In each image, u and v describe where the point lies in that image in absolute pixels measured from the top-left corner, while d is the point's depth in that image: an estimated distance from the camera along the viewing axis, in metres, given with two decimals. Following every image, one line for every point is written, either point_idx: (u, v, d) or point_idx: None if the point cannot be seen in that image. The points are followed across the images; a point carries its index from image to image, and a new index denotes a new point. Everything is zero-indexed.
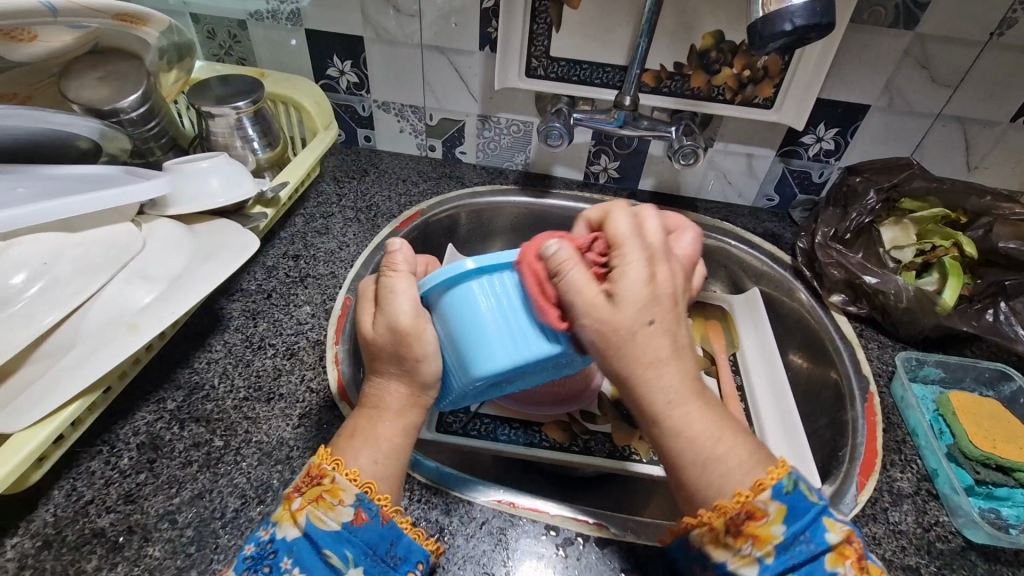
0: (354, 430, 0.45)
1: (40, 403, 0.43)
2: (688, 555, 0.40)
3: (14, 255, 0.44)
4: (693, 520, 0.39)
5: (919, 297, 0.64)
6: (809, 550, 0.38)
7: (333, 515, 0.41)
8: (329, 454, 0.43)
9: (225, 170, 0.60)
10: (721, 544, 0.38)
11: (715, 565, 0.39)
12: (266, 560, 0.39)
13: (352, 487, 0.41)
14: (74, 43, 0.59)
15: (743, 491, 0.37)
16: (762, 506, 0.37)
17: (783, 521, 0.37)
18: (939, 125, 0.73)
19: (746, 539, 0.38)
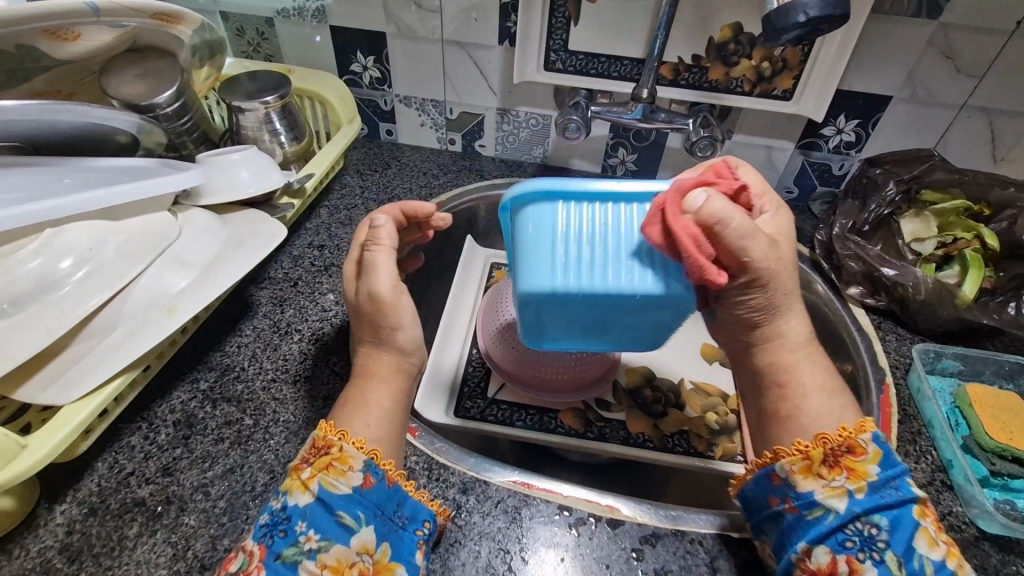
0: (345, 402, 0.48)
1: (87, 379, 0.46)
2: (774, 482, 0.46)
3: (63, 241, 0.47)
4: (790, 449, 0.46)
5: (938, 290, 0.64)
6: (898, 496, 0.42)
7: (344, 480, 0.43)
8: (333, 426, 0.46)
9: (254, 161, 0.62)
10: (814, 472, 0.44)
11: (802, 493, 0.44)
12: (281, 526, 0.41)
13: (359, 454, 0.44)
14: (113, 42, 0.62)
15: (846, 428, 0.45)
16: (862, 443, 0.44)
17: (877, 462, 0.43)
18: (964, 115, 0.72)
19: (840, 472, 0.44)
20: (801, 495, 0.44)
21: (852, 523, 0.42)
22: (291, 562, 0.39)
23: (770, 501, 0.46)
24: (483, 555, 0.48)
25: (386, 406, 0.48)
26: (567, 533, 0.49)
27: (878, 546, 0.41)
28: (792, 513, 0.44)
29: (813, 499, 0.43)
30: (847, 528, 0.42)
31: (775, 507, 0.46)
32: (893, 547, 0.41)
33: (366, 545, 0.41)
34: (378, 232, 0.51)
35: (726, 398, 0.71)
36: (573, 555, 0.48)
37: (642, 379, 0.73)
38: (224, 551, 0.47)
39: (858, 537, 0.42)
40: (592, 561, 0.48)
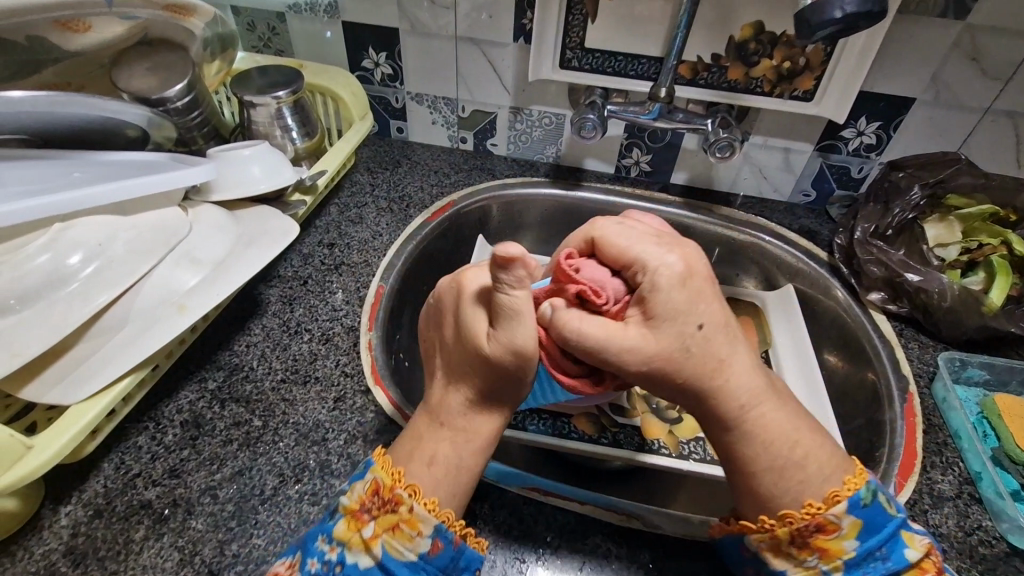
0: (435, 457, 0.42)
1: (95, 377, 0.45)
2: (746, 553, 0.44)
3: (73, 236, 0.46)
4: (757, 524, 0.42)
5: (964, 297, 0.62)
6: (884, 566, 0.41)
7: (410, 545, 0.40)
8: (405, 479, 0.42)
9: (266, 157, 0.61)
10: (784, 552, 0.42)
11: (776, 572, 0.42)
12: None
13: (429, 517, 0.41)
14: (125, 35, 0.61)
15: (813, 503, 0.41)
16: (834, 521, 0.41)
17: (854, 534, 0.41)
18: (989, 119, 0.71)
19: (812, 552, 0.41)
20: (775, 573, 0.42)
21: None
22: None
23: (746, 567, 0.44)
24: (498, 564, 0.47)
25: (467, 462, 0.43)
26: (584, 544, 0.49)
27: None
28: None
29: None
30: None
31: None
32: None
33: None
34: (523, 266, 0.38)
35: None
36: (592, 568, 0.47)
37: None
38: (232, 557, 0.46)
39: None
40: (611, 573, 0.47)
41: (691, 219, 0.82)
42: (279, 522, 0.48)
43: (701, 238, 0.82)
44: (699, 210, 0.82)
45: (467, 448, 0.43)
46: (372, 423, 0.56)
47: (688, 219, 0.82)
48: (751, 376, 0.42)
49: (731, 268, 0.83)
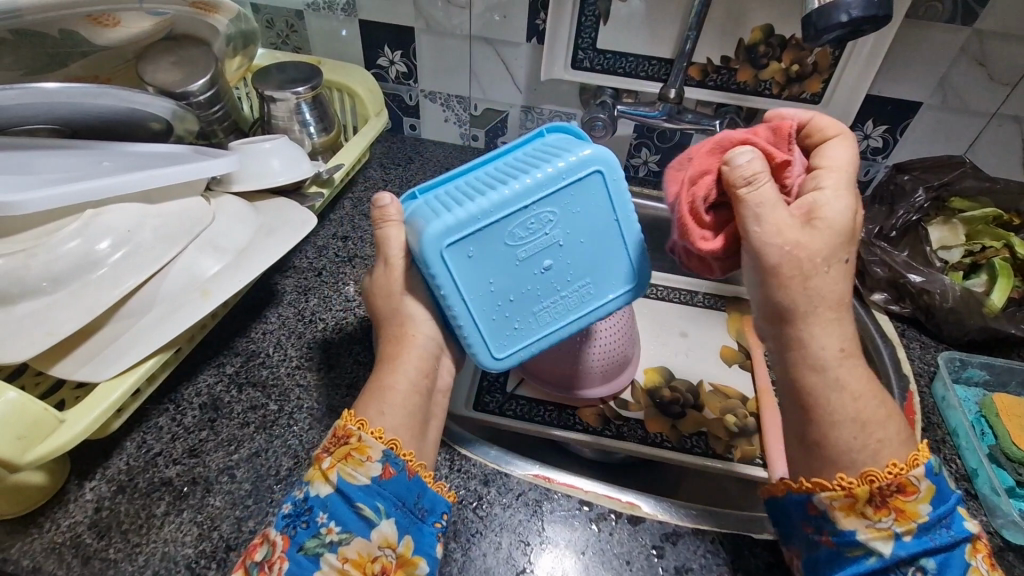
0: (368, 390, 0.48)
1: (122, 358, 0.47)
2: (812, 513, 0.42)
3: (103, 221, 0.48)
4: (832, 482, 0.41)
5: (965, 298, 0.64)
6: (949, 536, 0.40)
7: (363, 470, 0.43)
8: (353, 414, 0.45)
9: (285, 151, 0.63)
10: (858, 511, 0.40)
11: (843, 530, 0.41)
12: (303, 517, 0.42)
13: (378, 444, 0.44)
14: (151, 30, 0.63)
15: (896, 463, 0.41)
16: (914, 482, 0.40)
17: (929, 501, 0.40)
18: (995, 124, 0.72)
19: (889, 512, 0.40)
20: (841, 532, 0.41)
21: (896, 565, 0.39)
22: (313, 554, 0.40)
23: (806, 529, 0.43)
24: (504, 545, 0.48)
25: (399, 391, 0.47)
26: (587, 528, 0.50)
27: None
28: (829, 547, 0.41)
29: (856, 539, 0.40)
30: (889, 569, 0.39)
31: (810, 536, 0.42)
32: None
33: (387, 540, 0.42)
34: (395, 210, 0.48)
35: (745, 400, 0.71)
36: (593, 552, 0.48)
37: (661, 378, 0.73)
38: (249, 533, 0.48)
39: None
40: (612, 557, 0.48)
41: None
42: None
43: None
44: None
45: (388, 374, 0.48)
46: None
47: None
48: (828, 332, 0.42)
49: None
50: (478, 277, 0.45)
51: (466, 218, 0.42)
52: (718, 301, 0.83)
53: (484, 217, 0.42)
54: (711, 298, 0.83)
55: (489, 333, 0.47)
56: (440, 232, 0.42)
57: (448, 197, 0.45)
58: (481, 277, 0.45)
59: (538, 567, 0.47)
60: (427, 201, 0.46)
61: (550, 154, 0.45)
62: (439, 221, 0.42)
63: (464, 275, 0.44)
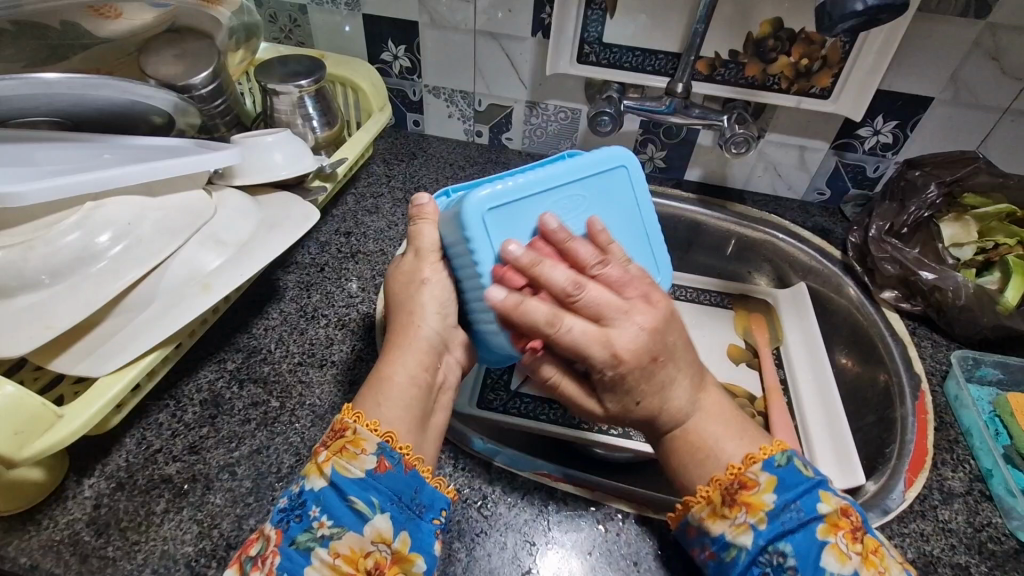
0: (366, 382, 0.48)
1: (121, 353, 0.46)
2: (691, 533, 0.45)
3: (103, 214, 0.47)
4: (695, 496, 0.45)
5: (978, 295, 0.62)
6: (799, 519, 0.42)
7: (356, 464, 0.42)
8: (352, 408, 0.45)
9: (288, 145, 0.62)
10: (719, 514, 0.43)
11: (714, 536, 0.43)
12: (296, 511, 0.41)
13: (374, 437, 0.43)
14: (154, 22, 0.63)
15: (734, 464, 0.44)
16: (752, 475, 0.43)
17: (772, 490, 0.43)
18: (1008, 119, 0.70)
19: (739, 508, 0.43)
20: (715, 538, 0.43)
21: (761, 555, 0.41)
22: (304, 549, 0.40)
23: (694, 552, 0.45)
24: (509, 546, 0.47)
25: (398, 383, 0.47)
26: (594, 528, 0.49)
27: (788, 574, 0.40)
28: (713, 560, 0.43)
29: (726, 540, 0.43)
30: (759, 562, 0.41)
31: (700, 556, 0.44)
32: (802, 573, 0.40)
33: (380, 534, 0.41)
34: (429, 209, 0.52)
35: (752, 399, 0.70)
36: (600, 552, 0.47)
37: None
38: (250, 531, 0.47)
39: (770, 568, 0.41)
40: (619, 558, 0.47)
41: (705, 217, 0.82)
42: None
43: (714, 235, 0.82)
44: (713, 207, 0.82)
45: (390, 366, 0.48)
46: None
47: (701, 217, 0.82)
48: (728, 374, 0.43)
49: (742, 265, 0.84)
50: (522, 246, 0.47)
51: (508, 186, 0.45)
52: (725, 299, 0.82)
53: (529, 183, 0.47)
54: (718, 295, 0.82)
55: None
56: (486, 196, 0.45)
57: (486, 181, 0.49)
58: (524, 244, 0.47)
59: (544, 568, 0.46)
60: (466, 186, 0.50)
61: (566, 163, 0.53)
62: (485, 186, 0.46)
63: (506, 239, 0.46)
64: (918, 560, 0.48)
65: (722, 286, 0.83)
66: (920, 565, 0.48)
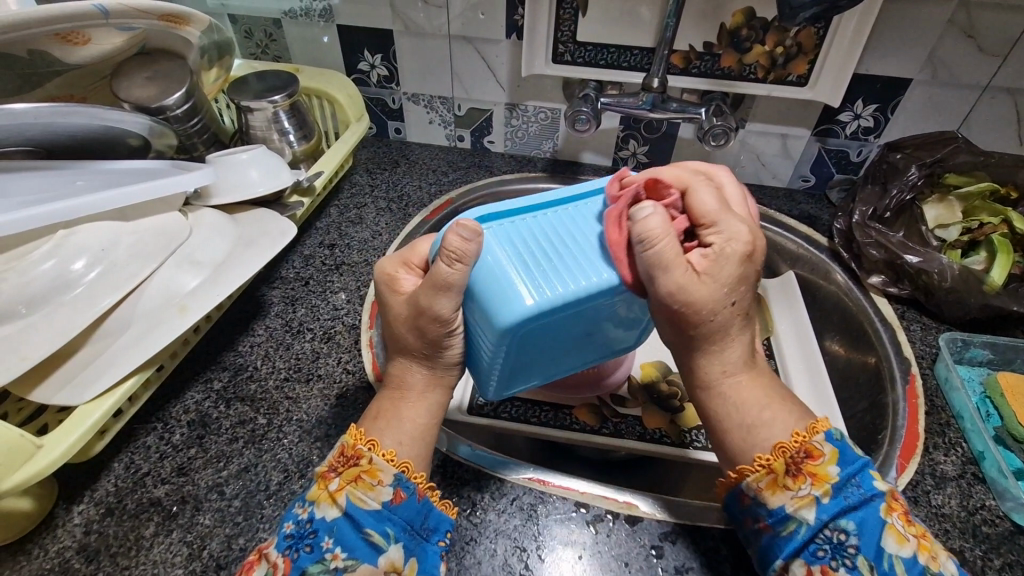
0: (379, 413, 0.46)
1: (101, 379, 0.46)
2: (745, 503, 0.43)
3: (76, 241, 0.47)
4: (752, 465, 0.42)
5: (964, 276, 0.62)
6: (861, 494, 0.40)
7: (373, 495, 0.41)
8: (364, 434, 0.44)
9: (263, 161, 0.63)
10: (780, 485, 0.41)
11: (772, 509, 0.41)
12: (307, 540, 0.40)
13: (390, 467, 0.43)
14: (124, 46, 0.63)
15: (799, 432, 0.42)
16: (819, 446, 0.41)
17: (838, 463, 0.41)
18: (988, 97, 0.70)
19: (804, 480, 0.41)
20: (772, 512, 0.42)
21: (821, 532, 0.40)
22: None
23: (746, 521, 0.43)
24: (499, 553, 0.47)
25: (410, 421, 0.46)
26: (585, 530, 0.49)
27: (849, 553, 0.39)
28: (767, 531, 0.42)
29: (785, 513, 0.41)
30: (817, 538, 0.40)
31: (752, 525, 0.43)
32: (864, 552, 0.39)
33: (394, 564, 0.41)
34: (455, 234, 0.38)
35: None
36: (591, 554, 0.47)
37: (658, 373, 0.72)
38: (240, 550, 0.47)
39: (829, 546, 0.40)
40: (610, 559, 0.47)
41: None
42: None
43: None
44: None
45: (409, 405, 0.46)
46: None
47: None
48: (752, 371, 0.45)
49: None
50: (525, 350, 0.44)
51: (554, 310, 0.39)
52: None
53: (567, 304, 0.40)
54: None
55: (513, 377, 0.48)
56: (524, 321, 0.39)
57: (526, 261, 0.40)
58: (527, 349, 0.44)
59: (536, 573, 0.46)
60: (507, 246, 0.41)
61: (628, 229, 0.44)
62: (523, 303, 0.38)
63: (516, 348, 0.43)
64: None
65: None
66: None
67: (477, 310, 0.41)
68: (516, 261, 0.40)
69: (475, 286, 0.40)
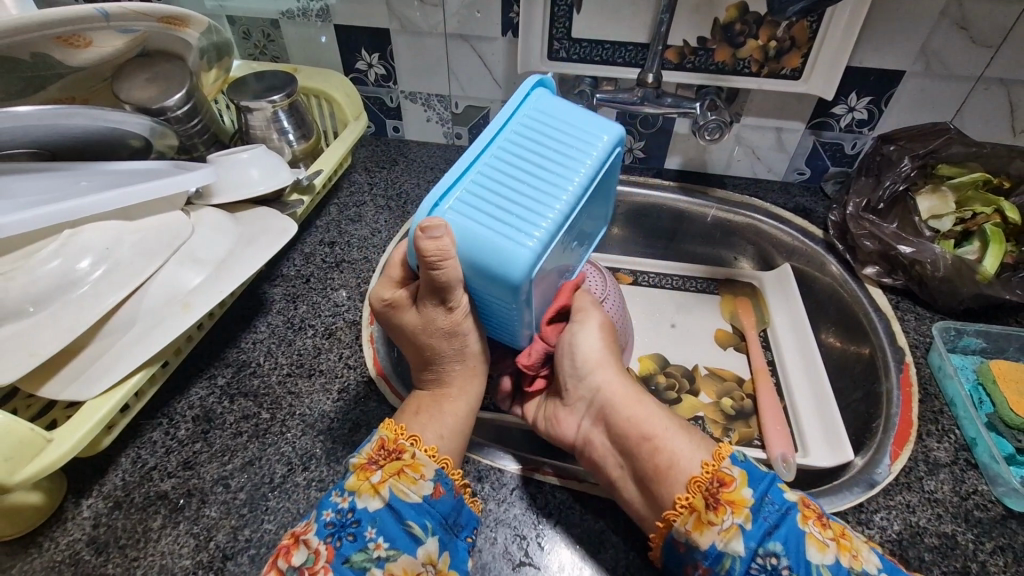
0: (421, 409, 0.50)
1: (107, 375, 0.47)
2: (680, 549, 0.44)
3: (81, 241, 0.48)
4: (674, 509, 0.44)
5: (957, 266, 0.63)
6: (778, 512, 0.43)
7: (415, 488, 0.44)
8: (408, 432, 0.47)
9: (263, 160, 0.63)
10: (706, 522, 0.42)
11: (706, 550, 0.42)
12: (349, 528, 0.42)
13: (431, 462, 0.45)
14: (125, 48, 0.63)
15: (708, 463, 0.45)
16: (728, 472, 0.44)
17: (747, 484, 0.43)
18: (981, 88, 0.70)
19: (723, 509, 0.43)
20: (706, 552, 0.42)
21: (754, 560, 0.41)
22: (359, 568, 0.41)
23: (688, 569, 0.44)
24: (499, 541, 0.48)
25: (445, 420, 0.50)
26: (584, 518, 0.50)
27: (783, 575, 0.41)
28: (708, 575, 0.42)
29: (717, 551, 0.42)
30: (753, 568, 0.41)
31: (694, 575, 0.43)
32: (795, 570, 0.41)
33: (430, 556, 0.43)
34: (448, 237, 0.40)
35: (741, 382, 0.71)
36: (590, 541, 0.48)
37: (657, 365, 0.73)
38: (245, 541, 0.48)
39: (764, 572, 0.41)
40: (610, 545, 0.48)
41: (685, 205, 0.82)
42: (289, 508, 0.50)
43: (696, 222, 0.83)
44: (694, 193, 0.82)
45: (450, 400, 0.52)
46: (375, 411, 0.57)
47: (681, 205, 0.82)
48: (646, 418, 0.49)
49: (726, 250, 0.84)
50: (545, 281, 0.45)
51: (550, 236, 0.40)
52: (712, 285, 0.82)
53: (560, 225, 0.41)
54: (703, 282, 0.83)
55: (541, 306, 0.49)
56: (532, 258, 0.39)
57: (499, 210, 0.40)
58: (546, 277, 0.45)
59: (536, 561, 0.47)
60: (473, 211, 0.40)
61: (567, 125, 0.44)
62: (526, 248, 0.39)
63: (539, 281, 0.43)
64: (904, 531, 0.49)
65: (707, 271, 0.84)
66: (906, 537, 0.48)
67: (486, 277, 0.41)
68: (503, 213, 0.40)
69: (473, 260, 0.41)
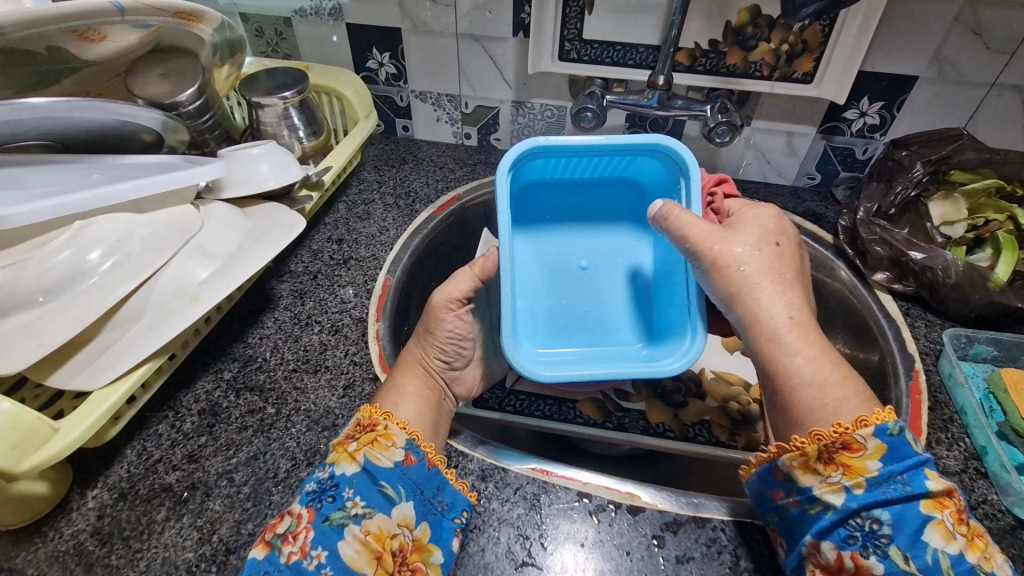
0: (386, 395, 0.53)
1: (113, 366, 0.47)
2: (777, 477, 0.46)
3: (93, 232, 0.48)
4: (789, 444, 0.45)
5: (969, 273, 0.62)
6: (905, 490, 0.41)
7: (387, 454, 0.46)
8: (379, 408, 0.50)
9: (274, 155, 0.64)
10: (812, 469, 0.44)
11: (802, 488, 0.44)
12: (328, 492, 0.44)
13: (402, 433, 0.48)
14: (139, 43, 0.64)
15: (841, 423, 0.44)
16: (859, 439, 0.42)
17: (878, 457, 0.42)
18: (995, 94, 0.70)
19: (836, 468, 0.43)
20: (802, 490, 0.44)
21: (851, 518, 0.42)
22: (338, 525, 0.42)
23: (774, 495, 0.46)
24: (502, 541, 0.48)
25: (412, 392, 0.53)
26: (587, 520, 0.49)
27: (881, 541, 0.41)
28: (795, 507, 0.44)
29: (813, 494, 0.43)
30: (849, 524, 0.42)
31: (778, 500, 0.46)
32: (897, 542, 0.40)
33: (406, 519, 0.44)
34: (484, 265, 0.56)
35: (748, 387, 0.70)
36: (593, 544, 0.48)
37: None
38: (248, 535, 0.48)
39: (860, 532, 0.41)
40: (612, 547, 0.48)
41: None
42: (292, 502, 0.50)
43: None
44: None
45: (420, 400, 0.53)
46: None
47: None
48: (804, 363, 0.47)
49: None
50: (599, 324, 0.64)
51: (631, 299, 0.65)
52: None
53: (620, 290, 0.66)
54: None
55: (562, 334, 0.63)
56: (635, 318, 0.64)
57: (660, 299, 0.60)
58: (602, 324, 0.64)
59: (539, 560, 0.47)
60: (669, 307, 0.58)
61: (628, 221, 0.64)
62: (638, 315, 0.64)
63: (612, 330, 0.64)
64: None
65: None
66: None
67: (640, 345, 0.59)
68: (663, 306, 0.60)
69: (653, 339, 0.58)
